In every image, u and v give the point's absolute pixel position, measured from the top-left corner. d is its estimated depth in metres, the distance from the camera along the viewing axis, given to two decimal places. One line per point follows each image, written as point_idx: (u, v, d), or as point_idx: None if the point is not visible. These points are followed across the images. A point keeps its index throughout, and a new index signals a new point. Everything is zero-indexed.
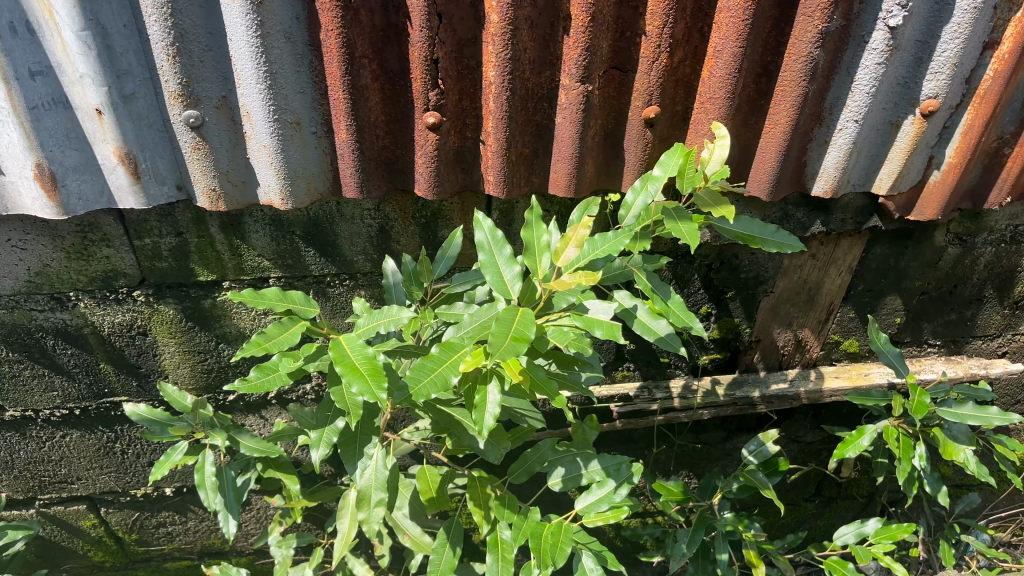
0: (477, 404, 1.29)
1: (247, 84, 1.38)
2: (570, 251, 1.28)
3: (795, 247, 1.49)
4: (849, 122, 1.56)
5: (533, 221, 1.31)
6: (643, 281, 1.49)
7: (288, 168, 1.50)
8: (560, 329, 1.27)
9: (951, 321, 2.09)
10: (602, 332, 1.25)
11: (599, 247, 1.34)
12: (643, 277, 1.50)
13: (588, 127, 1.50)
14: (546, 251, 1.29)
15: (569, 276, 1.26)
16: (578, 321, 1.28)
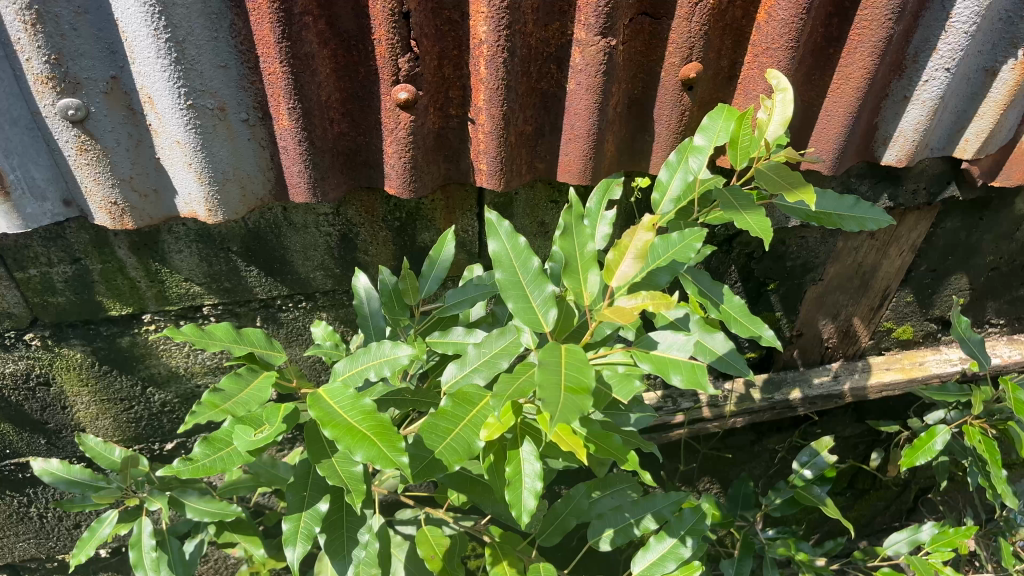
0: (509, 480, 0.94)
1: (144, 58, 0.99)
2: (627, 266, 0.92)
3: (883, 221, 1.15)
4: (938, 71, 1.21)
5: (572, 225, 0.94)
6: (693, 287, 1.15)
7: (214, 169, 1.12)
8: (615, 371, 0.93)
9: (1019, 297, 1.79)
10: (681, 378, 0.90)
11: (662, 254, 0.98)
12: (691, 282, 1.15)
13: (610, 95, 1.14)
14: (593, 267, 0.93)
15: (627, 299, 0.89)
16: (640, 362, 0.93)
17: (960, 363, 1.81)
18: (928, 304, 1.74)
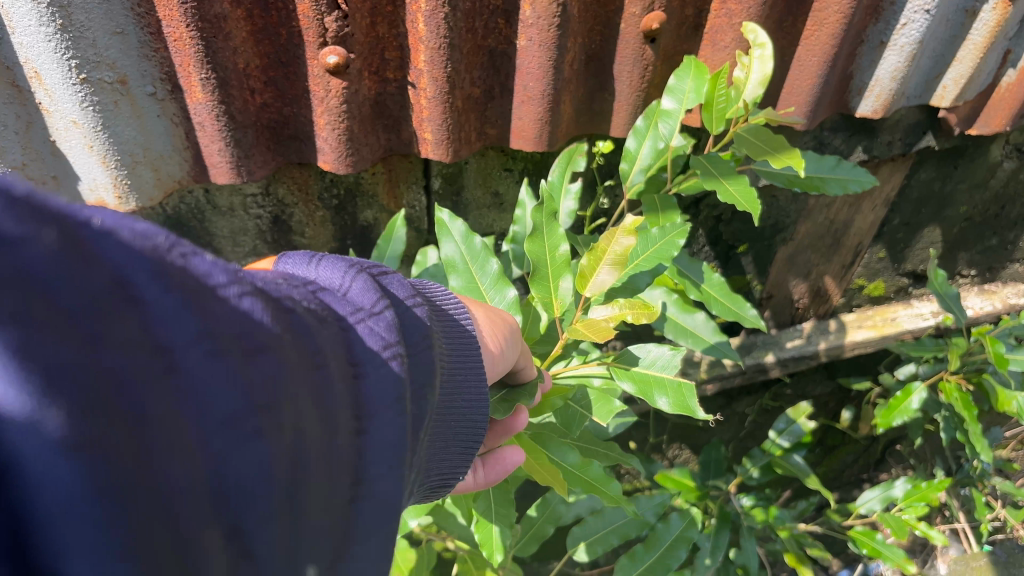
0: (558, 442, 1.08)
1: (24, 27, 0.84)
2: (604, 274, 0.84)
3: (868, 182, 1.08)
4: (917, 13, 1.12)
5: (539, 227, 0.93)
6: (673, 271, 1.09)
7: (120, 151, 0.98)
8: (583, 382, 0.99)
9: (990, 247, 1.73)
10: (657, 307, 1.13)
11: (642, 252, 0.96)
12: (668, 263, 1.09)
13: (566, 51, 1.02)
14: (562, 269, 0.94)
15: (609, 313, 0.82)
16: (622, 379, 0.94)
17: (932, 318, 1.76)
18: (900, 259, 1.67)
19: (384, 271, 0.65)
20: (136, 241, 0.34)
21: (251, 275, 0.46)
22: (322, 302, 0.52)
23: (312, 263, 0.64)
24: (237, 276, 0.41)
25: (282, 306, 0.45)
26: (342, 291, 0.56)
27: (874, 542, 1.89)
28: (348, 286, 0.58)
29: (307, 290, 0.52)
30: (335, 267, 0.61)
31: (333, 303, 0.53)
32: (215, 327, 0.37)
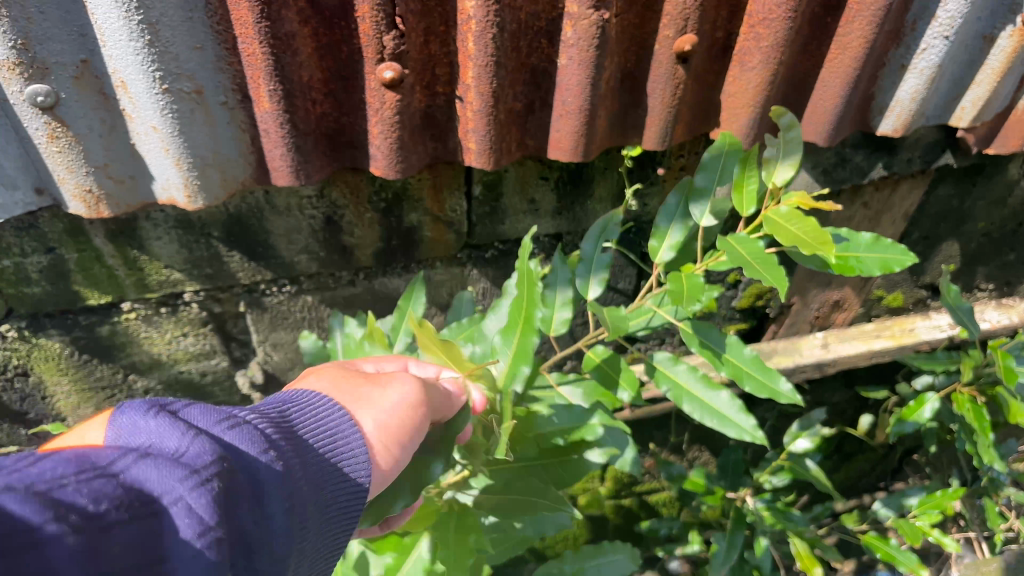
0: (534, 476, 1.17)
1: (115, 41, 0.94)
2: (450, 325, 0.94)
3: (904, 256, 1.13)
4: (937, 38, 1.18)
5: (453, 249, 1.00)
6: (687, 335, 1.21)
7: (191, 154, 1.07)
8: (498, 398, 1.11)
9: (1008, 262, 1.78)
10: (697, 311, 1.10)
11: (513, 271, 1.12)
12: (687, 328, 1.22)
13: (603, 69, 1.10)
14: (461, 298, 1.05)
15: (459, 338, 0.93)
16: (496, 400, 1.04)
17: (949, 330, 1.80)
18: (919, 270, 1.73)
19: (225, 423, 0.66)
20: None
21: (33, 490, 0.49)
22: (125, 490, 0.53)
23: (146, 414, 0.63)
24: (68, 520, 0.49)
25: (104, 522, 0.50)
26: (170, 463, 0.56)
27: (887, 546, 1.94)
28: (181, 451, 0.58)
29: (112, 481, 0.53)
30: (170, 430, 0.60)
31: (147, 484, 0.54)
32: (37, 574, 0.45)
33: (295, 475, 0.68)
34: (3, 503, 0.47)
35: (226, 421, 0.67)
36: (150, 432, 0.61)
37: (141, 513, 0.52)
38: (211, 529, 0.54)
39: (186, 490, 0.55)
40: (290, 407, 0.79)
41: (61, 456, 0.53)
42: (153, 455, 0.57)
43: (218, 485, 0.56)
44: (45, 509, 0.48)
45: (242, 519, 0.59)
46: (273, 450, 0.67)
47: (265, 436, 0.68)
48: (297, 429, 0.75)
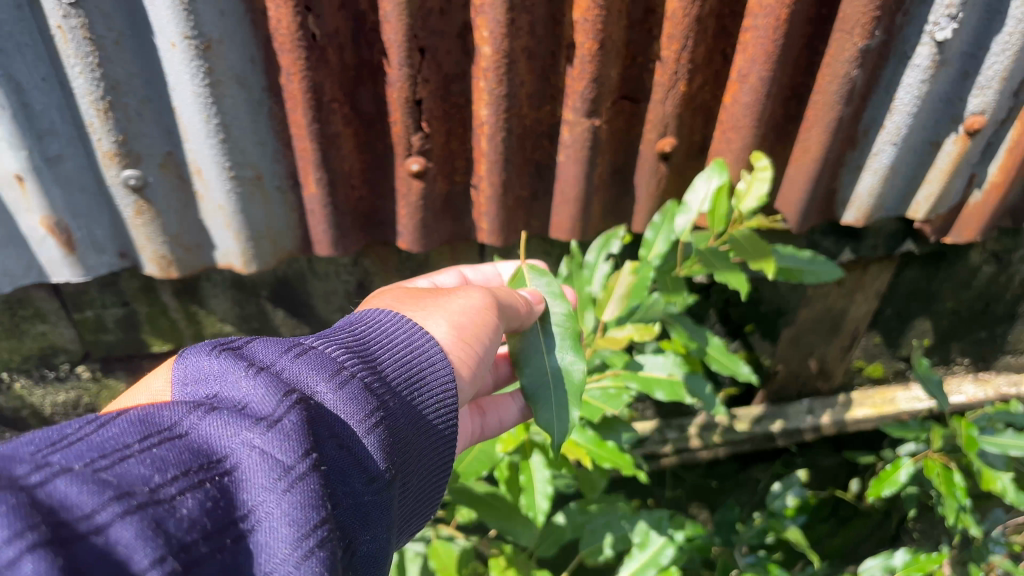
0: (525, 485, 1.42)
1: (196, 138, 1.17)
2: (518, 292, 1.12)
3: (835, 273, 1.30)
4: (886, 144, 1.37)
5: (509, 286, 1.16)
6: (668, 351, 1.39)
7: (249, 228, 1.29)
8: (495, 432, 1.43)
9: (980, 339, 1.93)
10: (664, 393, 1.37)
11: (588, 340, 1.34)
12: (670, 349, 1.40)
13: (595, 165, 1.31)
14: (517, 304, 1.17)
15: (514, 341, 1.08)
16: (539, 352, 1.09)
17: (927, 400, 1.94)
18: (896, 344, 1.89)
19: (284, 357, 0.78)
20: (16, 499, 0.51)
21: (98, 471, 0.57)
22: (187, 451, 0.63)
23: (215, 359, 0.76)
24: (131, 499, 0.56)
25: (167, 495, 0.58)
26: (239, 416, 0.67)
27: None
28: (245, 403, 0.69)
29: (170, 446, 0.62)
30: (231, 368, 0.74)
31: (209, 440, 0.65)
32: (110, 550, 0.53)
33: (382, 402, 0.80)
34: (74, 483, 0.55)
35: (290, 354, 0.79)
36: (219, 374, 0.74)
37: (198, 480, 0.61)
38: (296, 475, 0.63)
39: (249, 437, 0.65)
40: (352, 319, 0.93)
41: (124, 421, 0.63)
42: (219, 413, 0.68)
43: (289, 424, 0.67)
44: (108, 494, 0.55)
45: (327, 442, 0.71)
46: (339, 372, 0.79)
47: (340, 366, 0.80)
48: (363, 342, 0.87)
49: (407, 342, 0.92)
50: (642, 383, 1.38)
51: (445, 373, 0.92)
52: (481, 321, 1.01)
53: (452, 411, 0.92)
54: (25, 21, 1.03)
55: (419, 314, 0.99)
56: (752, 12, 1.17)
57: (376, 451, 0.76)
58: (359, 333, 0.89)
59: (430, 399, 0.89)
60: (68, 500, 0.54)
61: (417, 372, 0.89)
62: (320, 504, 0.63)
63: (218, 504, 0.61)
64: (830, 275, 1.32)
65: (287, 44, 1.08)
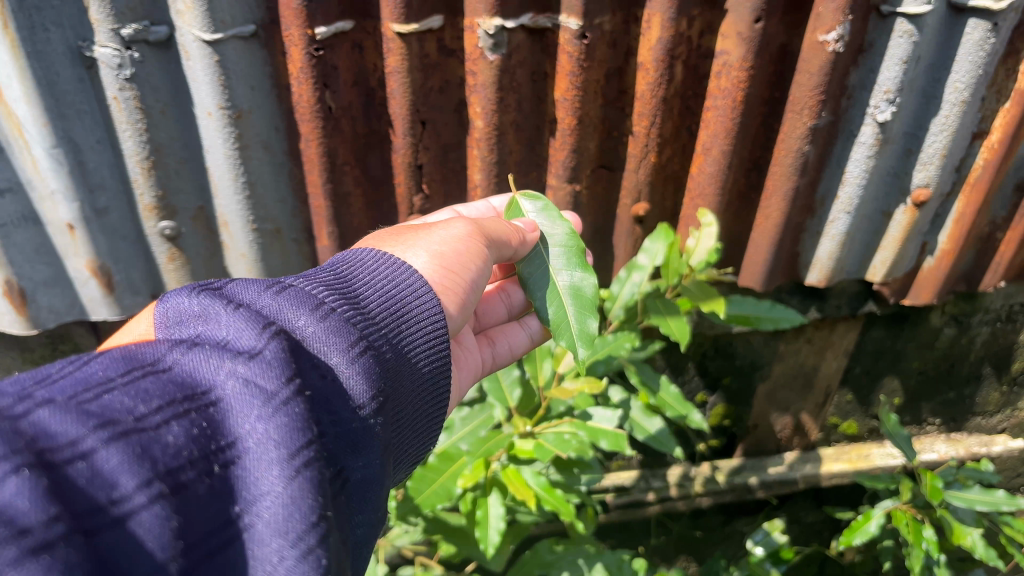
0: (480, 520, 1.45)
1: (225, 195, 1.34)
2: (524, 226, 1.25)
3: (792, 319, 1.55)
4: (840, 213, 1.52)
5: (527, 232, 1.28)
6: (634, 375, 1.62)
7: (267, 274, 1.46)
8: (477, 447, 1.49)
9: (949, 399, 2.04)
10: (607, 442, 1.47)
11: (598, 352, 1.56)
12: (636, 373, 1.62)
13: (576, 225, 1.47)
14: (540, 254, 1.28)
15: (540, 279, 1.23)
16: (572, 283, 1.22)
17: (901, 456, 2.04)
18: (867, 401, 2.01)
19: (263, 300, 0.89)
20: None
21: (83, 404, 0.67)
22: (170, 383, 0.73)
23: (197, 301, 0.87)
24: (114, 427, 0.66)
25: (152, 423, 0.68)
26: (221, 352, 0.77)
27: None
28: (228, 340, 0.79)
29: (153, 380, 0.73)
30: (212, 309, 0.84)
31: (192, 373, 0.75)
32: (94, 473, 0.62)
33: (359, 343, 0.90)
34: (57, 414, 0.65)
35: (268, 303, 0.89)
36: (203, 316, 0.84)
37: (184, 410, 0.71)
38: (278, 400, 0.73)
39: (230, 369, 0.75)
40: (331, 271, 1.03)
41: (110, 361, 0.73)
42: (203, 352, 0.77)
43: (268, 355, 0.77)
44: (93, 422, 0.65)
45: (307, 372, 0.81)
46: (316, 317, 0.89)
47: (318, 309, 0.90)
48: (342, 292, 0.98)
49: (382, 292, 1.02)
50: (589, 432, 1.48)
51: (415, 325, 1.02)
52: (465, 248, 1.17)
53: (432, 359, 1.03)
54: (86, 92, 1.22)
55: (402, 248, 1.15)
56: (712, 94, 1.33)
57: (356, 385, 0.86)
58: (340, 286, 0.99)
59: (406, 348, 0.99)
60: (54, 427, 0.63)
61: (391, 323, 0.99)
62: (302, 426, 0.72)
63: (205, 430, 0.71)
64: (786, 322, 1.55)
65: (306, 114, 1.26)
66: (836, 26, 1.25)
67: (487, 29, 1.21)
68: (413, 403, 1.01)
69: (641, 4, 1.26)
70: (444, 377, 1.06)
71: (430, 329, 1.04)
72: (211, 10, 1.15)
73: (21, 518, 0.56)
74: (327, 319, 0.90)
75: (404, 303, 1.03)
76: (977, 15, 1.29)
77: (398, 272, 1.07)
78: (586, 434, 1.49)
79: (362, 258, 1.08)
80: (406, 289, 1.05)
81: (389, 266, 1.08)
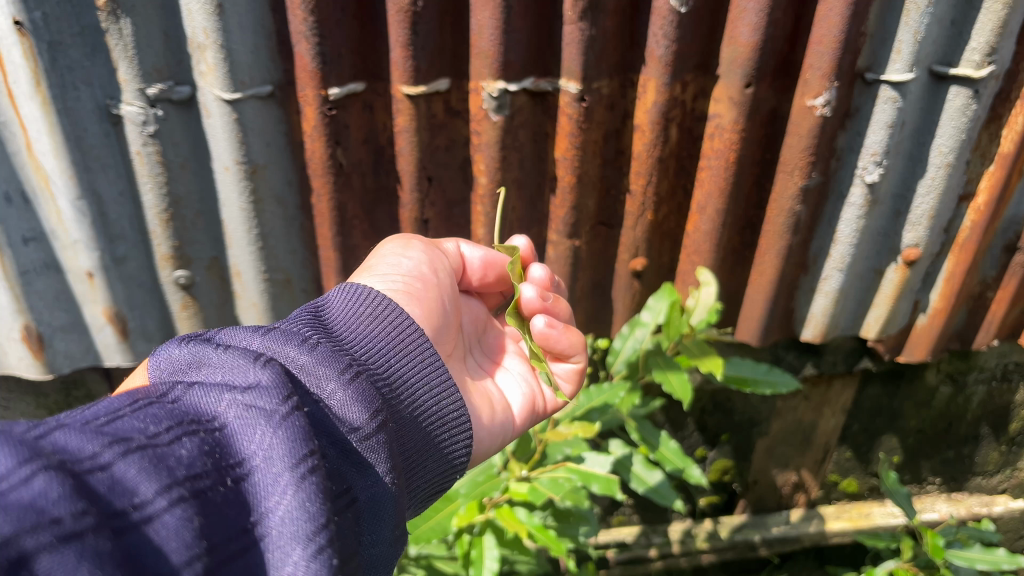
0: (475, 560, 1.50)
1: (238, 246, 1.40)
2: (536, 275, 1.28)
3: (789, 384, 1.58)
4: (833, 270, 1.57)
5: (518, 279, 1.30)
6: (634, 428, 1.64)
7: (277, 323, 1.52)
8: (466, 487, 1.55)
9: (948, 458, 2.06)
10: (600, 486, 1.51)
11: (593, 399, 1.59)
12: (636, 425, 1.65)
13: (576, 279, 1.53)
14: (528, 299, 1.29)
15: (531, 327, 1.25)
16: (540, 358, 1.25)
17: (902, 515, 2.05)
18: (866, 459, 2.03)
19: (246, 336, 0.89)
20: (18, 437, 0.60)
21: (97, 427, 0.67)
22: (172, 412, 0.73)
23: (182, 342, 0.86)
24: (127, 443, 0.66)
25: (162, 442, 0.69)
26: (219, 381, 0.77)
27: None
28: (223, 371, 0.79)
29: (158, 408, 0.73)
30: (199, 349, 0.83)
31: (195, 403, 0.75)
32: (115, 482, 0.63)
33: (350, 371, 0.90)
34: (72, 433, 0.64)
35: (256, 341, 0.89)
36: (191, 357, 0.83)
37: (191, 430, 0.71)
38: (278, 416, 0.73)
39: (229, 395, 0.75)
40: (313, 310, 1.03)
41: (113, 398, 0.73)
42: (200, 386, 0.77)
43: (263, 377, 0.76)
44: (107, 440, 0.65)
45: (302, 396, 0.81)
46: (304, 350, 0.89)
47: (304, 343, 0.90)
48: (325, 330, 0.97)
49: (369, 327, 1.02)
50: (581, 475, 1.52)
51: (408, 356, 1.02)
52: (425, 275, 1.21)
53: (431, 391, 1.02)
54: (111, 147, 1.29)
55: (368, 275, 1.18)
56: (706, 155, 1.39)
57: (350, 409, 0.85)
58: (324, 325, 0.99)
59: (400, 381, 0.99)
60: (72, 444, 0.63)
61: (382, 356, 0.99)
62: (306, 437, 0.73)
63: (213, 449, 0.71)
64: (782, 386, 1.59)
65: (319, 170, 1.33)
66: (823, 91, 1.30)
67: (491, 92, 1.28)
68: (415, 436, 1.00)
69: (637, 70, 1.34)
70: (446, 406, 1.04)
71: (427, 360, 1.03)
72: (232, 72, 1.23)
73: (50, 508, 0.56)
74: (316, 351, 0.90)
75: (394, 335, 1.03)
76: (959, 82, 1.35)
77: (381, 304, 1.06)
78: (580, 476, 1.53)
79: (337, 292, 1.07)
80: (389, 320, 1.04)
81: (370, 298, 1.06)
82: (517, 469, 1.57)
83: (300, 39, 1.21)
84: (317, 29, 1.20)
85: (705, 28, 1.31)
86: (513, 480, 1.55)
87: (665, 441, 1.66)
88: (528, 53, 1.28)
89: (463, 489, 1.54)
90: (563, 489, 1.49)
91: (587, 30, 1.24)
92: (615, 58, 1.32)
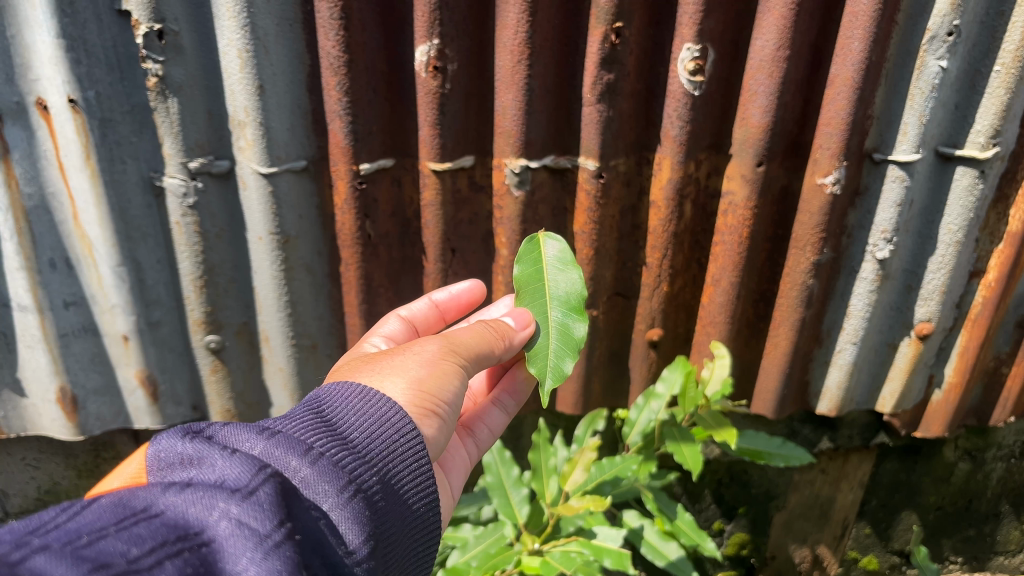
0: None
1: (268, 311, 1.45)
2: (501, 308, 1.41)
3: (802, 458, 1.60)
4: (847, 343, 1.58)
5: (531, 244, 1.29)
6: (650, 500, 1.66)
7: (302, 389, 1.55)
8: (481, 556, 1.57)
9: (971, 537, 2.03)
10: (611, 560, 1.52)
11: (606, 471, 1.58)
12: (653, 499, 1.67)
13: (593, 349, 1.57)
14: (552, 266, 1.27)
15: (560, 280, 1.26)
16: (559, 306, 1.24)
17: None
18: (886, 536, 2.03)
19: (240, 436, 0.85)
20: None
21: (78, 548, 0.65)
22: (157, 530, 0.69)
23: (183, 437, 0.83)
24: (107, 569, 0.63)
25: (144, 565, 0.65)
26: (214, 489, 0.74)
27: None
28: (221, 477, 0.75)
29: (144, 525, 0.69)
30: (207, 452, 0.79)
31: (183, 515, 0.71)
32: None
33: (351, 485, 0.86)
34: (52, 559, 0.63)
35: (257, 445, 0.84)
36: (194, 459, 0.79)
37: (176, 549, 0.67)
38: (269, 543, 0.70)
39: (223, 509, 0.72)
40: (311, 406, 0.98)
41: (101, 509, 0.70)
42: (191, 488, 0.74)
43: (262, 496, 0.74)
44: (87, 566, 0.63)
45: (299, 515, 0.76)
46: (308, 459, 0.85)
47: (306, 449, 0.86)
48: (330, 430, 0.93)
49: (373, 432, 0.97)
50: (592, 549, 1.54)
51: (409, 460, 0.97)
52: (432, 347, 1.17)
53: (428, 497, 0.98)
54: (152, 217, 1.36)
55: (378, 377, 1.10)
56: (720, 230, 1.44)
57: (344, 531, 0.81)
58: (326, 423, 0.94)
59: (397, 488, 0.94)
60: (48, 572, 0.62)
61: (385, 458, 0.94)
62: (294, 571, 0.69)
63: (199, 569, 0.67)
64: (796, 459, 1.61)
65: (348, 241, 1.39)
66: (833, 170, 1.36)
67: (513, 168, 1.35)
68: (407, 554, 0.94)
69: (652, 149, 1.40)
70: (433, 515, 1.00)
71: (422, 469, 0.99)
72: (268, 147, 1.30)
73: None
74: (320, 461, 0.86)
75: (399, 441, 0.98)
76: (965, 163, 1.40)
77: (383, 405, 1.02)
78: (591, 551, 1.55)
79: (336, 387, 1.03)
80: (391, 420, 1.00)
81: (368, 398, 1.02)
82: (529, 541, 1.58)
83: (334, 117, 1.29)
84: (350, 109, 1.28)
85: (718, 111, 1.38)
86: (525, 554, 1.58)
87: (681, 513, 1.68)
88: (548, 133, 1.35)
89: (477, 559, 1.56)
90: (573, 565, 1.52)
91: (605, 112, 1.31)
92: (631, 138, 1.38)
